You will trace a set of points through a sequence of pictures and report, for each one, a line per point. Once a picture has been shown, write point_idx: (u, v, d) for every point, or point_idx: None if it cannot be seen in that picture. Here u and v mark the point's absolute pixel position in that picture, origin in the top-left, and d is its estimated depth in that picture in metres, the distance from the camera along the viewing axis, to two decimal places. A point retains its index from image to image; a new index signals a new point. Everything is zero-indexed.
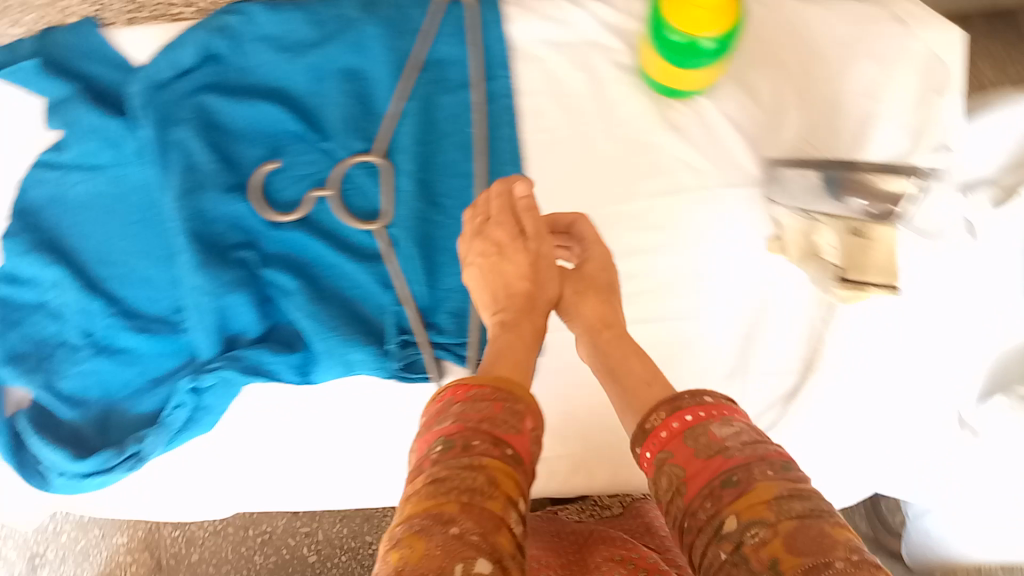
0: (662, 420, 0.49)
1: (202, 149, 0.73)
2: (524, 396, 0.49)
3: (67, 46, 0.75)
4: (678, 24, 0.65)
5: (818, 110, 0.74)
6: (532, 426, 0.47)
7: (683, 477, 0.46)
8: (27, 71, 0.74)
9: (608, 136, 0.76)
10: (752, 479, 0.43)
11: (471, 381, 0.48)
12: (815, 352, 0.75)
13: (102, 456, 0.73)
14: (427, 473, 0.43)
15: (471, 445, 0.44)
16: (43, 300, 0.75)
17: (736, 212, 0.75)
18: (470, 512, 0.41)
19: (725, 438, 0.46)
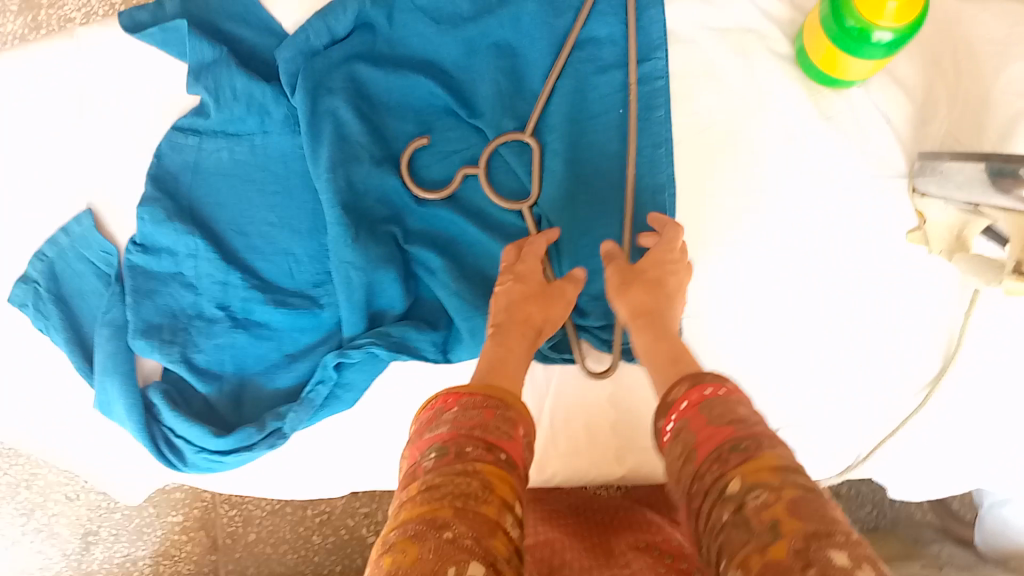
0: (683, 393, 0.50)
1: (354, 119, 0.73)
2: (513, 404, 0.51)
3: (212, 7, 0.74)
4: (857, 9, 0.65)
5: (966, 105, 0.76)
6: (522, 433, 0.50)
7: (693, 444, 0.46)
8: (179, 34, 0.72)
9: (757, 121, 0.77)
10: (759, 448, 0.43)
11: (462, 392, 0.51)
12: (956, 345, 0.75)
13: (242, 434, 0.70)
14: (422, 481, 0.45)
15: (465, 451, 0.46)
16: (178, 270, 0.73)
17: (882, 204, 0.76)
18: (464, 515, 0.42)
19: (744, 413, 0.46)
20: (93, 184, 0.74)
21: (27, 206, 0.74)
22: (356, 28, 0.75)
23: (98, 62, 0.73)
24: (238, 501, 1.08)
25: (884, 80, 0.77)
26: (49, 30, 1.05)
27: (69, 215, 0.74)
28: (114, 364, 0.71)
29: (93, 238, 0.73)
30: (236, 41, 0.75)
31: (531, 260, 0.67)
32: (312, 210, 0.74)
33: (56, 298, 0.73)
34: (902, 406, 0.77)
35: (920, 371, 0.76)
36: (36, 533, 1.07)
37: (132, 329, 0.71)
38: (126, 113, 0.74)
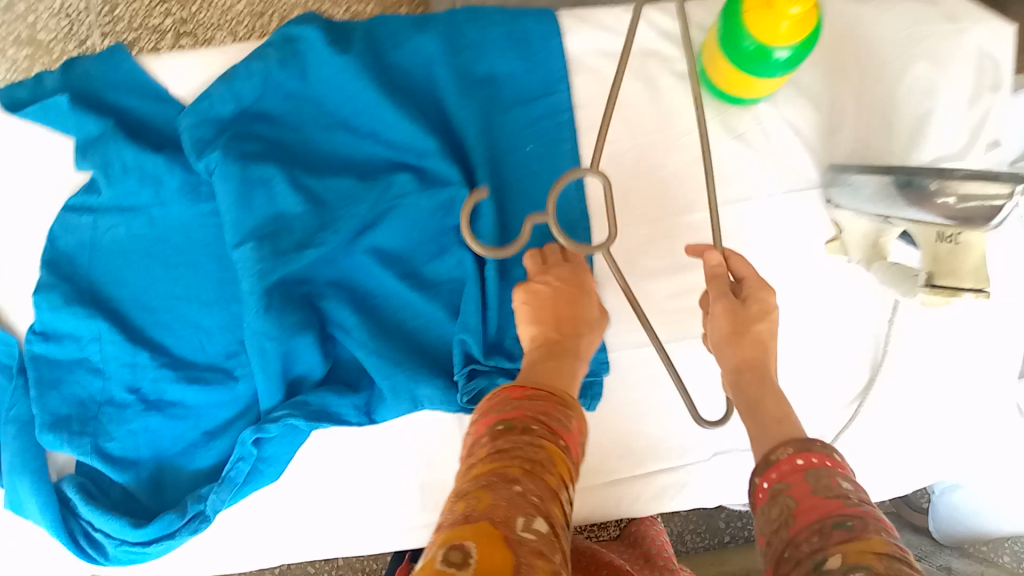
0: (787, 455, 0.48)
1: (274, 186, 0.68)
2: (575, 405, 0.48)
3: (93, 76, 0.71)
4: (752, 29, 0.63)
5: (874, 111, 0.75)
6: (580, 431, 0.46)
7: (793, 511, 0.43)
8: (58, 108, 0.69)
9: (670, 144, 0.75)
10: (867, 530, 0.39)
11: (527, 384, 0.47)
12: (882, 353, 0.75)
13: (161, 522, 0.67)
14: (489, 445, 0.42)
15: (529, 429, 0.43)
16: (82, 356, 0.70)
17: (800, 218, 0.75)
18: (533, 478, 0.40)
19: (852, 491, 0.43)
20: None
21: None
22: (268, 90, 0.70)
23: None
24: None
25: (790, 93, 0.75)
26: None
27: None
28: (23, 461, 0.68)
29: None
30: (121, 111, 0.71)
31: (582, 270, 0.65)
32: (221, 280, 0.71)
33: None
34: (835, 421, 0.75)
35: (849, 385, 0.75)
36: None
37: (39, 423, 0.68)
38: (12, 196, 0.72)
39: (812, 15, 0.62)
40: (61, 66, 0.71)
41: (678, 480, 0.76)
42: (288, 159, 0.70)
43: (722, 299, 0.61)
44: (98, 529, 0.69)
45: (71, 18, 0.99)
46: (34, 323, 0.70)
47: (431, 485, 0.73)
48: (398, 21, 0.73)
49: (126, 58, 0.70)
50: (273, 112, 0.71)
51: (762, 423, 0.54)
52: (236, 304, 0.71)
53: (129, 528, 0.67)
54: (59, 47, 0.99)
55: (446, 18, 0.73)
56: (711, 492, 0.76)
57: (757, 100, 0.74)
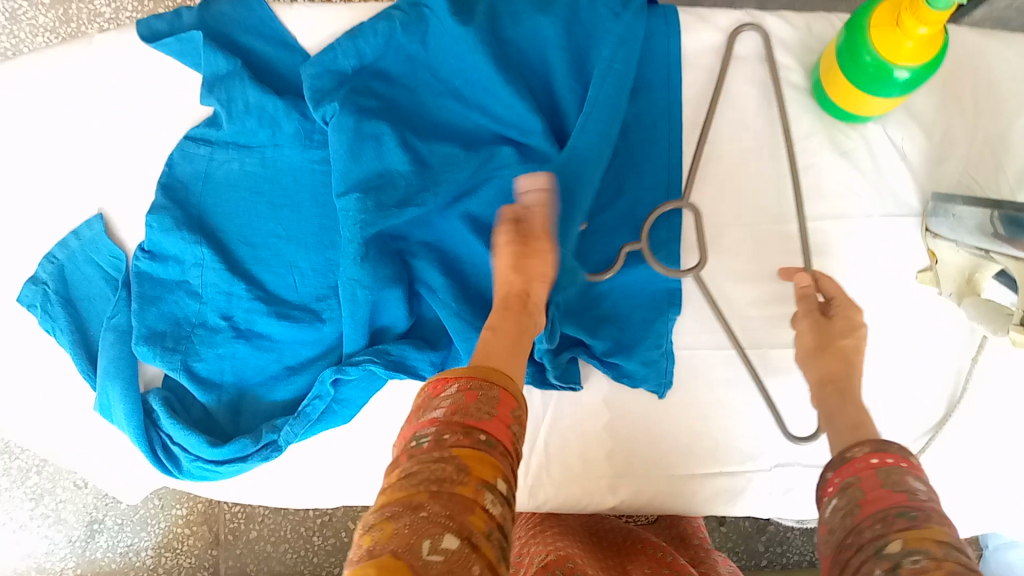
0: (861, 453, 0.48)
1: (384, 142, 0.71)
2: (497, 382, 0.46)
3: (228, 18, 0.75)
4: (875, 45, 0.63)
5: (985, 146, 0.75)
6: (506, 412, 0.45)
7: (860, 501, 0.45)
8: (193, 45, 0.73)
9: (770, 152, 0.76)
10: (929, 521, 0.41)
11: (445, 377, 0.46)
12: (963, 390, 0.74)
13: (237, 445, 0.70)
14: (400, 467, 0.41)
15: (442, 438, 0.42)
16: (184, 280, 0.73)
17: (896, 243, 0.75)
18: (440, 497, 0.39)
19: (919, 487, 0.44)
20: (96, 190, 0.76)
21: (38, 210, 0.76)
22: (392, 54, 0.73)
23: (113, 67, 0.76)
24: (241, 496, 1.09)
25: (901, 117, 0.75)
26: (79, 23, 1.07)
27: (82, 220, 0.76)
28: (117, 368, 0.72)
29: (102, 243, 0.75)
30: (248, 53, 0.76)
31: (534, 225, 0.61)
32: (322, 226, 0.74)
33: (63, 300, 0.74)
34: (908, 452, 0.74)
35: (927, 418, 0.74)
36: (44, 518, 1.08)
37: (136, 335, 0.72)
38: (142, 121, 0.77)
39: (940, 38, 0.62)
40: (198, 6, 0.76)
41: (737, 485, 0.75)
42: (399, 120, 0.73)
43: (808, 316, 0.63)
44: (177, 443, 0.73)
45: None
46: (143, 242, 0.74)
47: None
48: None
49: (262, 6, 0.75)
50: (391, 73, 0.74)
51: (851, 425, 0.54)
52: (332, 250, 0.74)
53: (206, 447, 0.71)
54: None
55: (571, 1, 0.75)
56: (765, 502, 0.76)
57: (867, 118, 0.74)
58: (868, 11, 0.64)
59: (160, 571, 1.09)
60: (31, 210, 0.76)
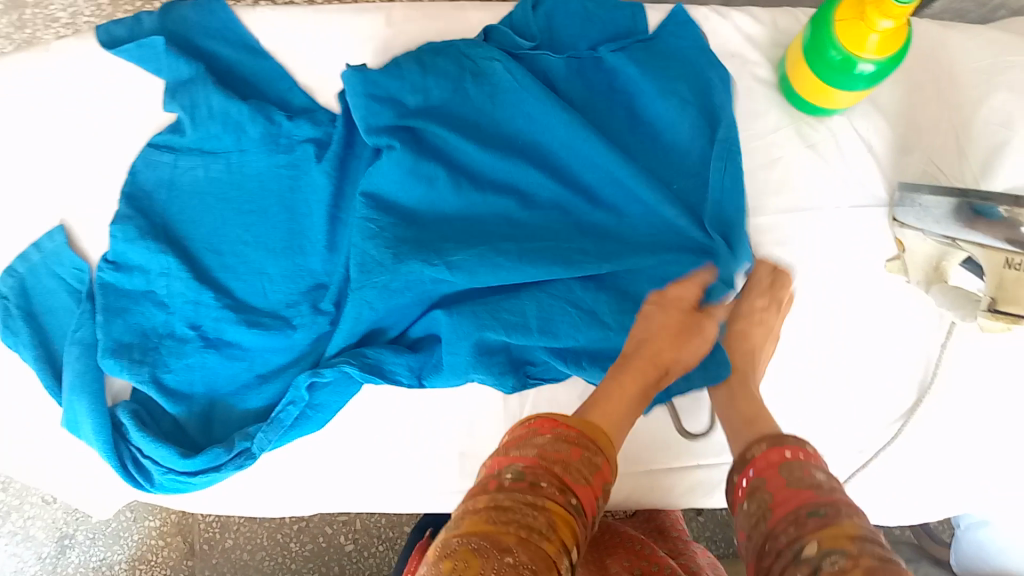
0: (763, 451, 0.54)
1: (416, 173, 0.69)
2: (601, 448, 0.53)
3: (190, 22, 0.74)
4: (840, 39, 0.64)
5: (948, 136, 0.76)
6: (599, 481, 0.51)
7: (769, 505, 0.49)
8: (154, 50, 0.72)
9: (739, 146, 0.76)
10: (838, 515, 0.45)
11: (556, 421, 0.53)
12: (933, 377, 0.75)
13: (210, 455, 0.69)
14: (493, 499, 0.45)
15: (537, 485, 0.47)
16: (150, 290, 0.72)
17: (865, 233, 0.76)
18: (526, 545, 0.42)
19: (822, 480, 0.49)
20: (59, 199, 0.75)
21: None
22: (439, 91, 0.71)
23: (72, 74, 0.74)
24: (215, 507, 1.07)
25: (866, 108, 0.76)
26: (34, 29, 1.05)
27: (43, 231, 0.74)
28: (83, 382, 0.70)
29: (64, 254, 0.73)
30: (212, 57, 0.74)
31: (672, 306, 0.68)
32: (292, 231, 0.73)
33: (25, 314, 0.72)
34: (879, 439, 0.75)
35: (899, 404, 0.75)
36: (11, 536, 1.05)
37: (102, 348, 0.70)
38: (103, 128, 0.75)
39: (903, 31, 0.62)
40: (159, 10, 0.75)
41: (714, 478, 0.76)
42: (446, 156, 0.71)
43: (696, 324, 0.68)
44: (148, 456, 0.71)
45: None
46: (106, 253, 0.73)
47: (470, 453, 0.75)
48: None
49: (224, 8, 0.74)
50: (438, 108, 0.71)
51: None
52: (302, 255, 0.73)
53: (178, 458, 0.69)
54: None
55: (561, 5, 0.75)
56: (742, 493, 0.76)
57: (833, 111, 0.75)
58: (832, 5, 0.65)
59: None
60: None
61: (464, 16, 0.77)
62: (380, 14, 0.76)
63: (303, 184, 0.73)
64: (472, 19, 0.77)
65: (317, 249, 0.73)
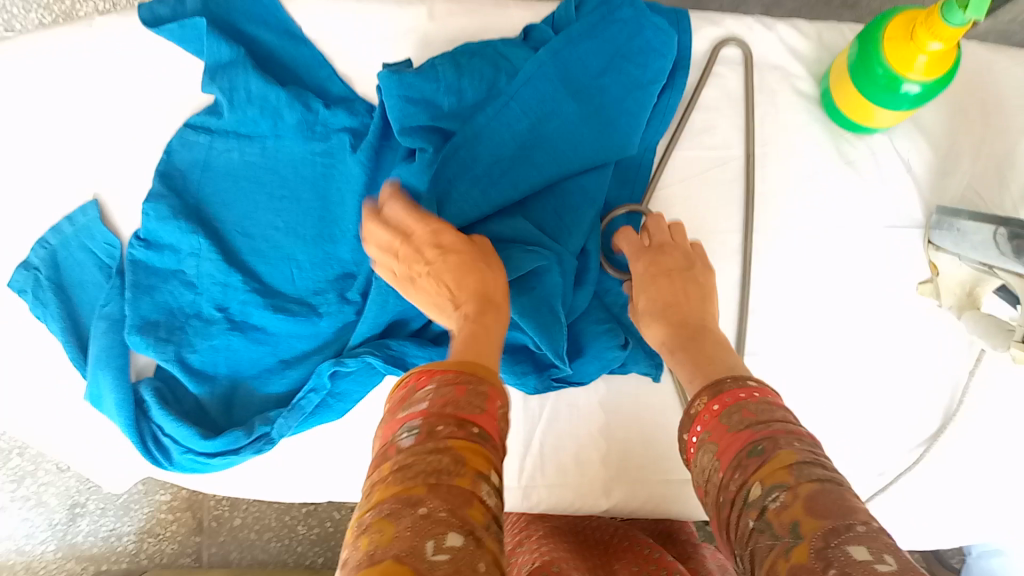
0: (704, 404, 0.48)
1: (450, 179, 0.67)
2: (484, 377, 0.44)
3: (232, 4, 0.73)
4: (887, 58, 0.63)
5: (989, 161, 0.75)
6: (497, 405, 0.44)
7: (716, 452, 0.46)
8: (196, 29, 0.72)
9: (776, 159, 0.76)
10: (777, 448, 0.43)
11: (435, 369, 0.44)
12: (958, 405, 0.74)
13: (229, 438, 0.69)
14: (393, 461, 0.40)
15: (435, 430, 0.40)
16: (179, 269, 0.72)
17: (899, 255, 0.75)
18: (439, 490, 0.38)
19: (760, 410, 0.46)
20: (93, 174, 0.75)
21: (31, 192, 0.75)
22: (472, 93, 0.69)
23: (112, 50, 0.75)
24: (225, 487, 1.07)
25: (909, 129, 0.75)
26: None
27: (76, 205, 0.74)
28: (108, 356, 0.71)
29: (96, 229, 0.73)
30: (252, 40, 0.74)
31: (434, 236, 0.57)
32: (323, 219, 0.73)
33: (54, 286, 0.73)
34: (900, 464, 0.74)
35: (924, 430, 0.74)
36: (24, 501, 1.06)
37: (128, 325, 0.71)
38: (140, 106, 0.75)
39: (953, 53, 0.62)
40: None
41: None
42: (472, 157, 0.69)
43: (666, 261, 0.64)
44: (168, 435, 0.71)
45: None
46: (138, 230, 0.73)
47: None
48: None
49: None
50: (467, 113, 0.69)
51: None
52: (331, 244, 0.73)
53: (199, 438, 0.69)
54: None
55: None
56: None
57: (875, 130, 0.74)
58: (882, 23, 0.64)
59: (143, 556, 1.08)
60: (23, 192, 0.75)
61: (506, 13, 0.77)
62: (422, 8, 0.76)
63: (336, 172, 0.73)
64: (514, 16, 0.77)
65: (347, 239, 0.73)
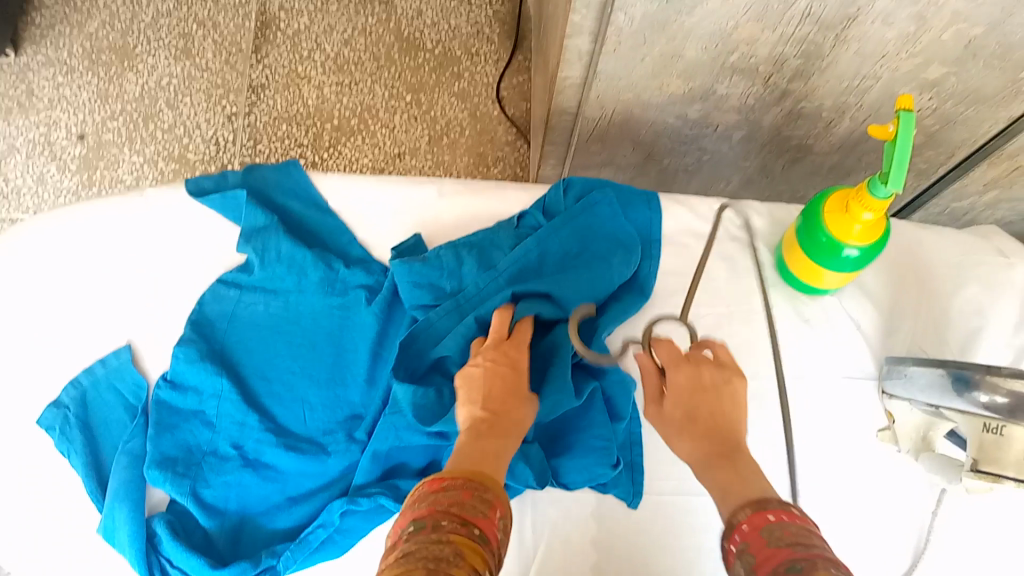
0: (746, 516, 0.56)
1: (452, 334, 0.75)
2: (491, 487, 0.54)
3: (270, 181, 0.87)
4: (828, 226, 0.75)
5: (929, 318, 0.85)
6: (498, 516, 0.52)
7: (755, 564, 0.52)
8: (237, 200, 0.84)
9: (741, 317, 0.85)
10: (813, 568, 0.49)
11: (446, 476, 0.54)
12: (929, 541, 0.79)
13: (237, 567, 0.71)
14: (399, 549, 0.47)
15: (440, 526, 0.49)
16: (198, 410, 0.78)
17: (858, 403, 0.83)
18: (437, 572, 0.44)
19: (802, 536, 0.52)
20: (128, 321, 0.83)
21: (70, 340, 0.82)
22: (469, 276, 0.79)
23: (156, 218, 0.86)
24: None
25: (854, 291, 0.86)
26: (99, 186, 1.41)
27: (109, 349, 0.82)
28: (127, 489, 0.74)
29: (127, 371, 0.80)
30: (285, 211, 0.86)
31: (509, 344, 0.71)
32: (335, 366, 0.80)
33: (82, 424, 0.78)
34: None
35: (898, 565, 0.78)
36: None
37: (148, 460, 0.75)
38: (175, 264, 0.85)
39: (882, 224, 0.74)
40: (243, 170, 0.88)
41: None
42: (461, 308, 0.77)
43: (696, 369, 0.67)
44: (176, 566, 0.73)
45: (218, 147, 1.44)
46: (166, 373, 0.80)
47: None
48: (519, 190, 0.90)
49: (300, 169, 0.87)
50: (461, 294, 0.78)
51: None
52: (342, 387, 0.80)
53: (208, 567, 0.72)
54: (200, 165, 1.42)
55: (592, 186, 0.85)
56: None
57: (826, 292, 0.85)
58: (822, 200, 0.77)
59: None
60: (57, 336, 0.82)
61: (505, 194, 0.89)
62: (432, 186, 0.89)
63: (348, 325, 0.82)
64: (510, 195, 0.89)
65: (356, 385, 0.80)
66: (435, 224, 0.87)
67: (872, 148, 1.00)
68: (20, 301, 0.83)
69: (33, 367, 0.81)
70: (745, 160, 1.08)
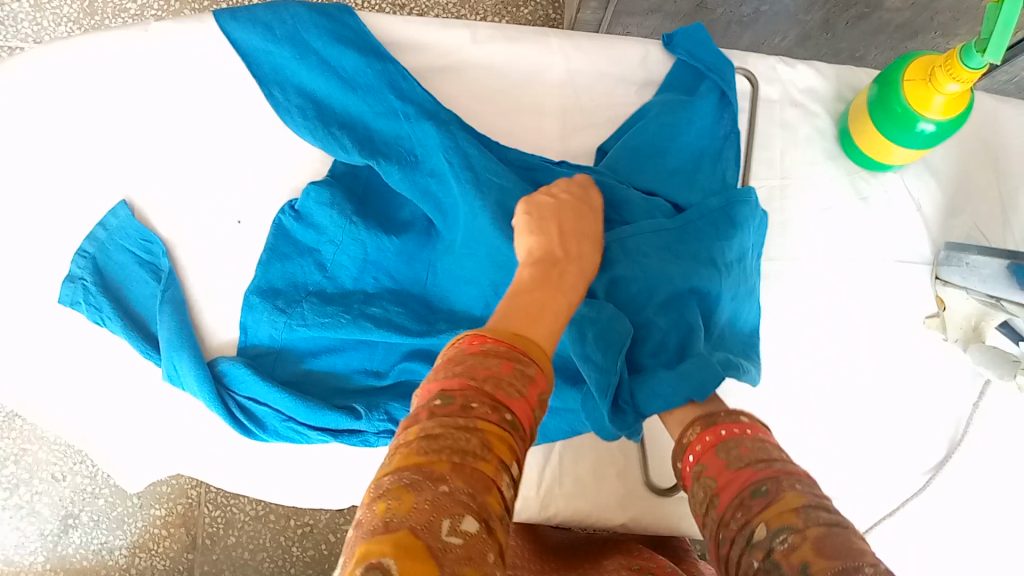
0: (697, 434, 0.52)
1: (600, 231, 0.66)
2: (537, 360, 0.42)
3: (299, 15, 0.75)
4: (906, 95, 0.67)
5: (993, 202, 0.80)
6: (535, 395, 0.41)
7: (715, 490, 0.47)
8: (266, 35, 0.75)
9: (793, 193, 0.79)
10: (781, 489, 0.43)
11: (488, 336, 0.42)
12: (963, 431, 0.78)
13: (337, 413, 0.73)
14: (419, 427, 0.37)
15: (470, 406, 0.38)
16: (300, 250, 0.77)
17: (909, 287, 0.79)
18: (462, 471, 0.35)
19: (762, 454, 0.47)
20: (145, 177, 0.78)
21: (78, 191, 0.77)
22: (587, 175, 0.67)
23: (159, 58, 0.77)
24: (223, 502, 1.05)
25: (919, 169, 0.80)
26: (103, 17, 1.17)
27: (106, 208, 0.78)
28: (180, 339, 0.74)
29: (131, 227, 0.77)
30: (315, 49, 0.75)
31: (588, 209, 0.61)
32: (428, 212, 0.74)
33: (103, 289, 0.76)
34: (905, 488, 0.77)
35: (928, 452, 0.78)
36: (17, 510, 1.03)
37: (255, 286, 0.76)
38: (191, 114, 0.79)
39: (966, 96, 0.66)
40: (269, 4, 0.76)
41: None
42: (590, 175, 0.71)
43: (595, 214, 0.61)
44: (267, 405, 0.74)
45: None
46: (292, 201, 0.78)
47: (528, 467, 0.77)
48: (560, 40, 0.82)
49: (337, 9, 0.76)
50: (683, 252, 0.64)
51: None
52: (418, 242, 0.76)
53: (306, 409, 0.73)
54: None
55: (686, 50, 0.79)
56: None
57: (889, 169, 0.78)
58: (901, 66, 0.69)
59: (133, 572, 1.04)
60: (68, 188, 0.77)
61: (545, 42, 0.81)
62: (466, 31, 0.80)
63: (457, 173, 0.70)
64: (553, 43, 0.81)
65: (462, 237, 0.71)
66: (468, 76, 0.80)
67: (951, 6, 0.89)
68: (23, 144, 0.77)
69: (43, 222, 0.77)
70: (805, 13, 0.97)
